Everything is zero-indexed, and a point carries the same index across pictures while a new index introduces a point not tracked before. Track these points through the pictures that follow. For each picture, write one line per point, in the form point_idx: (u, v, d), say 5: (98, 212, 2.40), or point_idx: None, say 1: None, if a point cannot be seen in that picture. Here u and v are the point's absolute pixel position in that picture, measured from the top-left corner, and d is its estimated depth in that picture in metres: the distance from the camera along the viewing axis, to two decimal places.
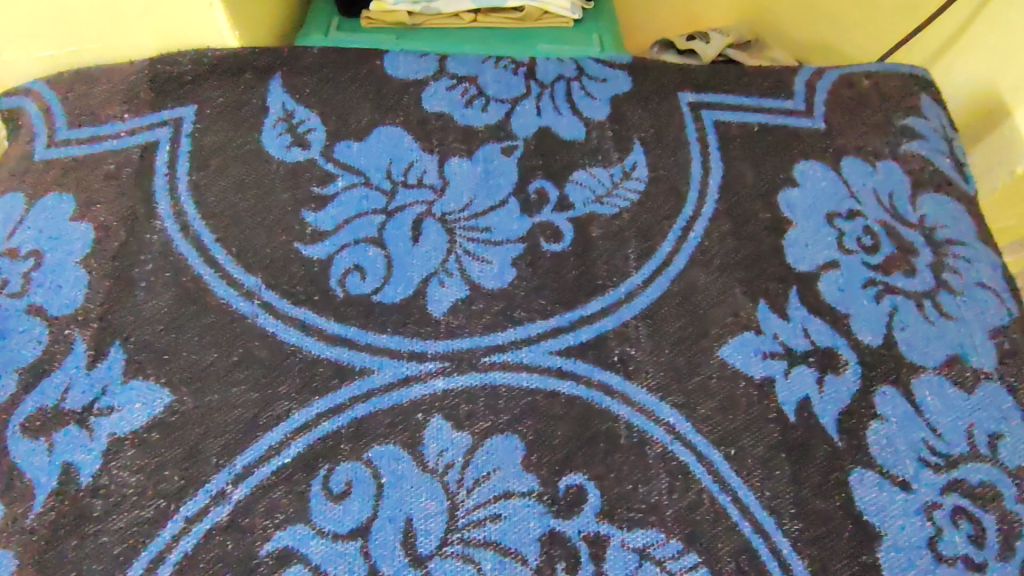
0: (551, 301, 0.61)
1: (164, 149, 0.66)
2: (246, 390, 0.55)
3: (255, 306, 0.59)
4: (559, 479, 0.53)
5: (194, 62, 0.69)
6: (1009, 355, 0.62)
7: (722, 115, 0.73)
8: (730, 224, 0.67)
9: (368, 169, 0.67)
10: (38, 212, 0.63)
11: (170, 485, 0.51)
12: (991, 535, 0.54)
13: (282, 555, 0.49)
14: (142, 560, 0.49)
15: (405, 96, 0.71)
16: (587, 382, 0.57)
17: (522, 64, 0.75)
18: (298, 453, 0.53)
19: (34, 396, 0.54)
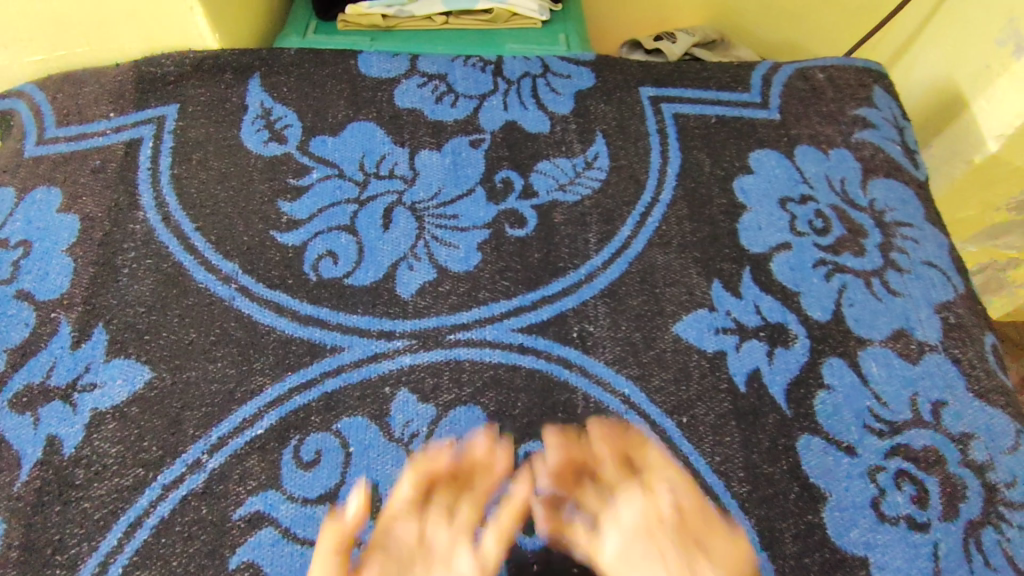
0: (514, 282, 0.64)
1: (148, 145, 0.70)
2: (223, 367, 0.58)
3: (231, 290, 0.62)
4: (518, 445, 0.56)
5: (177, 63, 0.73)
6: (956, 328, 0.64)
7: (681, 108, 0.77)
8: (686, 210, 0.70)
9: (342, 162, 0.70)
10: (28, 204, 0.66)
11: (149, 455, 0.54)
12: (934, 497, 0.56)
13: (253, 518, 0.52)
14: (121, 524, 0.51)
15: (378, 94, 0.75)
16: (547, 357, 0.60)
17: (490, 62, 0.78)
18: (270, 425, 0.56)
19: (22, 374, 0.57)
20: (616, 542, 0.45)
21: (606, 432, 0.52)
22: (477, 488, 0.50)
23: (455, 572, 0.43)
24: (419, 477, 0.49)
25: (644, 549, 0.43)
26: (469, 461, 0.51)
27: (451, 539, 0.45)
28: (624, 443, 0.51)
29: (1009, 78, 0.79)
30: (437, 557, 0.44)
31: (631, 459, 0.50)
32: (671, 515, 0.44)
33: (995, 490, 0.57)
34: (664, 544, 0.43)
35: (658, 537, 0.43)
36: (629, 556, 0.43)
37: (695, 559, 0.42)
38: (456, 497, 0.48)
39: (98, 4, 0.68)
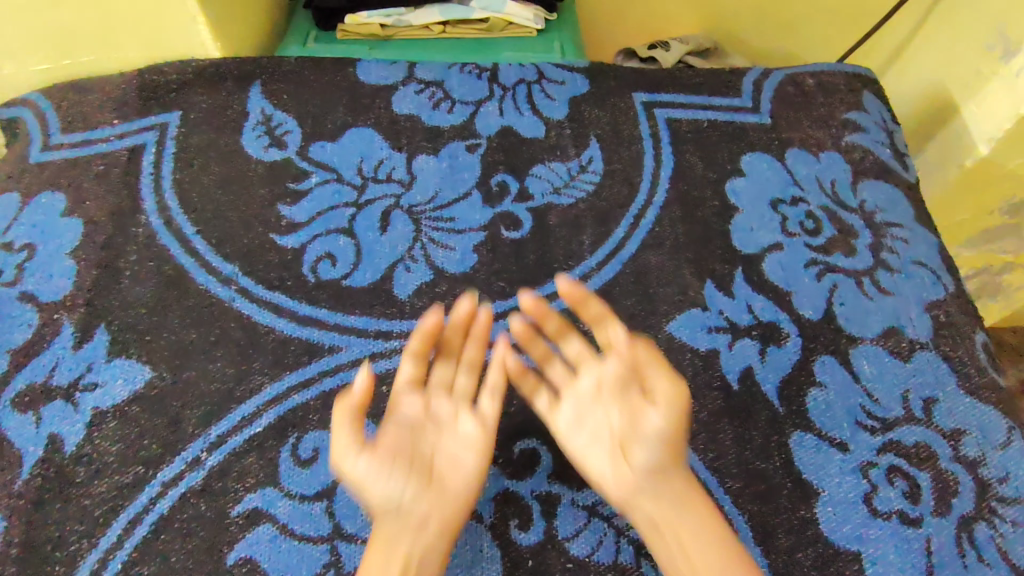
0: (510, 283, 0.65)
1: (151, 151, 0.71)
2: (222, 366, 0.59)
3: (231, 291, 0.63)
4: (513, 443, 0.57)
5: (180, 71, 0.75)
6: (946, 326, 0.65)
7: (674, 113, 0.78)
8: (679, 212, 0.71)
9: (340, 166, 0.72)
10: (32, 209, 0.67)
11: (149, 453, 0.55)
12: (926, 492, 0.57)
13: (251, 515, 0.53)
14: (121, 521, 0.52)
15: (377, 101, 0.76)
16: None
17: (485, 69, 0.80)
18: (269, 423, 0.57)
19: (24, 374, 0.58)
20: (575, 403, 0.55)
21: (574, 292, 0.57)
22: (464, 355, 0.57)
23: (460, 432, 0.54)
24: (414, 353, 0.55)
25: (598, 408, 0.54)
26: (456, 330, 0.58)
27: (452, 409, 0.55)
28: (595, 312, 0.57)
29: (1000, 80, 0.79)
30: (441, 423, 0.54)
31: (596, 323, 0.57)
32: (623, 372, 0.54)
33: (987, 485, 0.57)
34: (615, 401, 0.54)
35: (608, 398, 0.54)
36: (586, 416, 0.55)
37: (644, 408, 0.53)
38: (447, 368, 0.57)
39: (103, 13, 0.69)
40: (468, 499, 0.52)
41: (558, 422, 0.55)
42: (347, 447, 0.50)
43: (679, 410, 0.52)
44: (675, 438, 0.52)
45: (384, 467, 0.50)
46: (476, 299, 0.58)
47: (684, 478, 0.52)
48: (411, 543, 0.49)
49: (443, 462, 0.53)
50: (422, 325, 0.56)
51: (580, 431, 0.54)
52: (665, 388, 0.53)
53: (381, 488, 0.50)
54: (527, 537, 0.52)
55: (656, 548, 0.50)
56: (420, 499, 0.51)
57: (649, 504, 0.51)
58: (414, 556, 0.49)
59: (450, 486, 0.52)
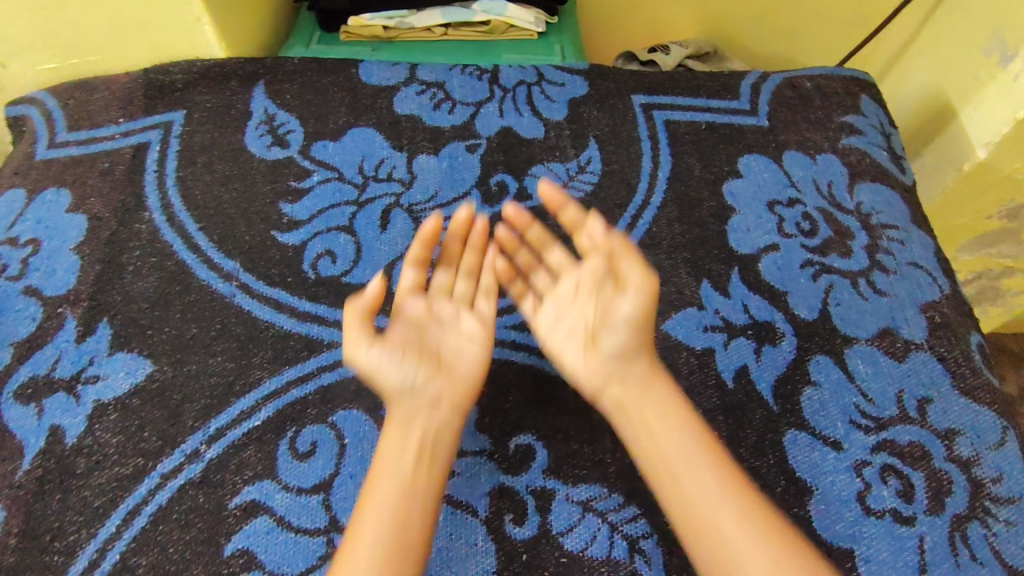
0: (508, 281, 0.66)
1: (155, 149, 0.72)
2: (222, 360, 0.60)
3: (232, 287, 0.64)
4: (509, 439, 0.57)
5: (185, 71, 0.76)
6: (940, 327, 0.65)
7: (672, 115, 0.79)
8: (676, 212, 0.72)
9: (341, 165, 0.73)
10: (38, 205, 0.68)
11: (149, 445, 0.56)
12: (920, 491, 0.57)
13: (249, 507, 0.53)
14: (120, 512, 0.53)
15: (378, 101, 0.77)
16: (539, 352, 0.62)
17: (486, 71, 0.81)
18: (267, 417, 0.57)
19: (26, 366, 0.59)
20: (556, 304, 0.59)
21: (554, 195, 0.61)
22: (462, 262, 0.61)
23: (464, 329, 0.57)
24: (414, 259, 0.59)
25: (575, 306, 0.58)
26: (453, 238, 0.61)
27: (452, 308, 0.58)
28: (575, 217, 0.61)
29: (997, 86, 0.79)
30: (443, 321, 0.58)
31: (574, 227, 0.61)
32: (599, 267, 0.57)
33: (980, 485, 0.57)
34: (590, 296, 0.57)
35: (584, 295, 0.58)
36: (564, 313, 0.58)
37: (614, 299, 0.56)
38: (446, 273, 0.60)
39: (110, 13, 0.71)
40: (474, 384, 0.56)
41: (542, 321, 0.59)
42: (360, 338, 0.55)
43: (645, 299, 0.55)
44: (641, 329, 0.55)
45: (394, 355, 0.55)
46: (473, 209, 0.61)
47: (648, 364, 0.55)
48: (427, 419, 0.53)
49: (450, 351, 0.56)
50: (422, 230, 0.59)
51: (559, 327, 0.58)
52: (636, 275, 0.55)
53: (394, 374, 0.54)
54: (521, 531, 0.53)
55: (621, 430, 0.54)
56: (431, 382, 0.55)
57: (618, 390, 0.55)
58: (427, 433, 0.53)
59: (457, 371, 0.56)
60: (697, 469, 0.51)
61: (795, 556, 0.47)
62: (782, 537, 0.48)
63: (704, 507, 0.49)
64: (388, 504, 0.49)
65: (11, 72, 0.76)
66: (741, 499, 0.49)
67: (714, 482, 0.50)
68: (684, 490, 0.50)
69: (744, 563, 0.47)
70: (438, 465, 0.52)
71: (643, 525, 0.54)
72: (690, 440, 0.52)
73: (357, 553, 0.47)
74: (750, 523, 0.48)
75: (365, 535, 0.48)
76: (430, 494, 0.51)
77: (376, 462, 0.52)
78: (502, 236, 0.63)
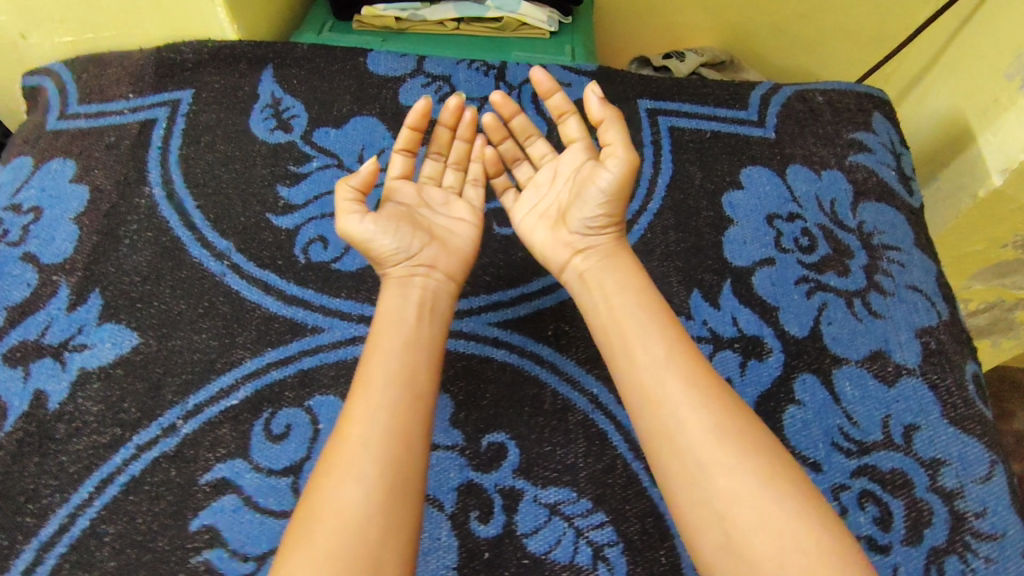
0: (496, 278, 0.66)
1: (161, 126, 0.74)
2: (206, 338, 0.61)
3: (224, 266, 0.65)
4: (481, 436, 0.57)
5: (195, 51, 0.77)
6: (935, 354, 0.64)
7: (677, 122, 0.78)
8: (673, 220, 0.71)
9: (341, 152, 0.73)
10: (43, 174, 0.70)
11: (127, 416, 0.57)
12: (898, 520, 0.55)
13: (219, 484, 0.54)
14: (93, 479, 0.54)
15: (384, 91, 0.78)
16: (520, 351, 0.61)
17: (493, 67, 0.80)
18: (245, 396, 0.58)
19: (17, 330, 0.60)
20: (534, 190, 0.65)
21: (545, 83, 0.64)
22: (451, 155, 0.68)
23: (453, 212, 0.64)
24: (406, 143, 0.64)
25: (551, 190, 0.64)
26: (442, 126, 0.67)
27: (442, 194, 0.65)
28: (562, 104, 0.64)
29: (1017, 113, 0.77)
30: (434, 204, 0.64)
31: (560, 115, 0.65)
32: (574, 153, 0.63)
33: (962, 518, 0.56)
34: (566, 178, 0.63)
35: (560, 179, 0.64)
36: (540, 198, 0.64)
37: (594, 172, 0.60)
38: (437, 163, 0.67)
39: None
40: (466, 254, 0.62)
41: (520, 206, 0.66)
42: (353, 212, 0.58)
43: (625, 170, 0.58)
44: (614, 201, 0.59)
45: (389, 225, 0.58)
46: (463, 98, 0.66)
47: (614, 239, 0.61)
48: (423, 283, 0.58)
49: (442, 229, 0.62)
50: (414, 112, 0.63)
51: (533, 210, 0.64)
52: (617, 147, 0.59)
53: (387, 242, 0.58)
54: (486, 529, 0.53)
55: (583, 300, 0.59)
56: (428, 250, 0.59)
57: (582, 262, 0.61)
58: (426, 294, 0.58)
59: (451, 245, 0.61)
60: (645, 337, 0.54)
61: (738, 425, 0.49)
62: (730, 409, 0.50)
63: (648, 375, 0.52)
64: (385, 353, 0.52)
65: (31, 42, 0.78)
66: (689, 369, 0.52)
67: (663, 349, 0.53)
68: (634, 355, 0.53)
69: (684, 427, 0.49)
70: (440, 322, 0.57)
71: (609, 533, 0.53)
72: (641, 310, 0.55)
73: (364, 397, 0.50)
74: (695, 384, 0.51)
75: (371, 383, 0.51)
76: (434, 345, 0.55)
77: (378, 321, 0.55)
78: (487, 123, 0.68)
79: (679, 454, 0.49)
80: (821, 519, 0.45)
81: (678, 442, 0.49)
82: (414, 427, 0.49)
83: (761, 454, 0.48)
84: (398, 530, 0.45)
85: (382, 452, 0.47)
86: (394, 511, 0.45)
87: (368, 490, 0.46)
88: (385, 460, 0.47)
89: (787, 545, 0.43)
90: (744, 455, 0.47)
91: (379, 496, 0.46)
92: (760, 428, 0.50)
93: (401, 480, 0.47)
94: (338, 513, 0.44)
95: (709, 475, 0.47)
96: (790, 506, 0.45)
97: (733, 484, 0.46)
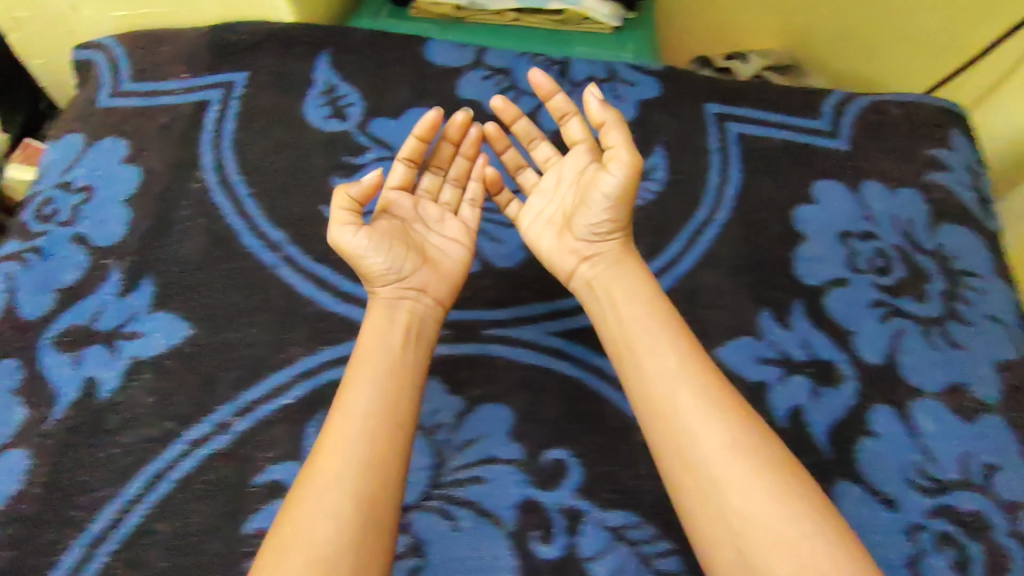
0: (556, 285, 0.64)
1: (215, 109, 0.72)
2: (260, 333, 0.59)
3: (277, 258, 0.63)
4: (543, 451, 0.55)
5: (252, 33, 0.75)
6: (1017, 390, 0.60)
7: (746, 128, 0.74)
8: (741, 232, 0.68)
9: (397, 144, 0.71)
10: (94, 152, 0.68)
11: (181, 410, 0.56)
12: (977, 566, 0.53)
13: (274, 486, 0.53)
14: (145, 474, 0.53)
15: (442, 82, 0.75)
16: (583, 365, 0.60)
17: (556, 62, 0.76)
18: (299, 395, 0.57)
19: (69, 315, 0.59)
20: (540, 195, 0.64)
21: (545, 85, 0.61)
22: (451, 170, 0.67)
23: (446, 233, 0.62)
24: (409, 154, 0.62)
25: (556, 195, 0.63)
26: (447, 141, 0.66)
27: (437, 211, 0.63)
28: (563, 105, 0.62)
29: None
30: (428, 221, 0.62)
31: (561, 117, 0.63)
32: (580, 158, 0.62)
33: None
34: (571, 182, 0.62)
35: (564, 184, 0.63)
36: (546, 203, 0.64)
37: (596, 176, 0.58)
38: (435, 177, 0.66)
39: None
40: (457, 278, 0.61)
41: (526, 214, 0.65)
42: (347, 224, 0.56)
43: (627, 176, 0.56)
44: (619, 209, 0.58)
45: (381, 244, 0.57)
46: (470, 115, 0.65)
47: (621, 245, 0.60)
48: (410, 306, 0.57)
49: (436, 250, 0.61)
50: (423, 121, 0.62)
51: (540, 217, 0.63)
52: (619, 150, 0.56)
53: (379, 260, 0.56)
54: (547, 551, 0.51)
55: (592, 308, 0.59)
56: (418, 273, 0.58)
57: (588, 269, 0.60)
58: (414, 316, 0.57)
59: (443, 268, 0.60)
60: (656, 349, 0.53)
61: (753, 439, 0.48)
62: (743, 423, 0.49)
63: (661, 385, 0.51)
64: (371, 375, 0.51)
65: (85, 15, 0.78)
66: (703, 383, 0.51)
67: (673, 361, 0.52)
68: (644, 366, 0.53)
69: (698, 440, 0.48)
70: (424, 347, 0.55)
71: (675, 562, 0.51)
72: (650, 323, 0.54)
73: (344, 421, 0.49)
74: (706, 399, 0.50)
75: (353, 408, 0.50)
76: (419, 370, 0.54)
77: (362, 344, 0.54)
78: (489, 132, 0.68)
79: (692, 471, 0.48)
80: (837, 544, 0.44)
81: (691, 455, 0.48)
82: (393, 457, 0.48)
83: (775, 469, 0.47)
84: (372, 563, 0.44)
85: (356, 483, 0.46)
86: (367, 541, 0.44)
87: (340, 522, 0.44)
88: (363, 490, 0.46)
89: (803, 566, 0.42)
90: (758, 470, 0.46)
91: (350, 531, 0.44)
92: (774, 440, 0.49)
93: (377, 508, 0.46)
94: (310, 543, 0.43)
95: (723, 491, 0.46)
96: (806, 525, 0.44)
97: (749, 500, 0.45)
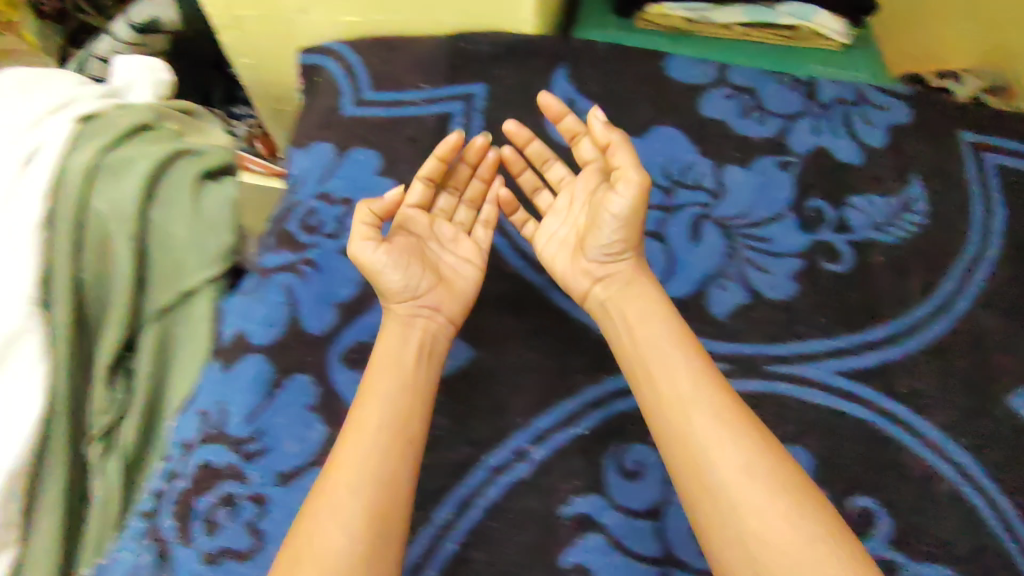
0: (833, 320, 0.63)
1: (459, 121, 0.71)
2: (540, 358, 0.59)
3: (546, 280, 0.63)
4: (849, 498, 0.55)
5: (491, 45, 0.73)
6: None
7: (1005, 160, 0.71)
8: (1015, 273, 0.65)
9: (649, 164, 0.70)
10: (348, 162, 0.69)
11: (477, 435, 0.56)
12: None
13: (582, 521, 0.52)
14: (453, 500, 0.53)
15: (685, 101, 0.73)
16: (874, 408, 0.59)
17: (803, 83, 0.74)
18: (592, 427, 0.56)
19: (353, 331, 0.60)
20: (553, 217, 0.63)
21: (556, 107, 0.61)
22: (466, 191, 0.66)
23: (459, 252, 0.62)
24: (428, 172, 0.61)
25: (568, 217, 0.62)
26: (465, 163, 0.65)
27: (452, 231, 0.63)
28: (575, 125, 0.62)
29: None
30: (443, 241, 0.62)
31: (574, 137, 0.62)
32: (593, 180, 0.61)
33: None
34: (583, 203, 0.61)
35: (575, 205, 0.62)
36: (560, 226, 0.62)
37: (606, 196, 0.57)
38: (452, 198, 0.65)
39: None
40: (471, 298, 0.60)
41: (541, 234, 0.63)
42: (368, 239, 0.55)
43: (637, 195, 0.54)
44: (630, 225, 0.56)
45: (399, 261, 0.56)
46: (490, 138, 0.63)
47: (634, 263, 0.58)
48: (424, 324, 0.56)
49: (448, 269, 0.60)
50: (445, 144, 0.60)
51: (554, 238, 0.62)
52: (627, 169, 0.54)
53: (395, 277, 0.56)
54: None
55: (608, 330, 0.57)
56: (433, 291, 0.58)
57: (603, 290, 0.58)
58: (427, 335, 0.56)
59: (457, 287, 0.60)
60: (670, 367, 0.51)
61: (772, 461, 0.46)
62: (757, 441, 0.47)
63: (677, 404, 0.49)
64: (383, 392, 0.51)
65: (308, 18, 0.77)
66: (718, 402, 0.49)
67: (689, 382, 0.50)
68: (657, 387, 0.50)
69: (715, 460, 0.46)
70: (437, 366, 0.55)
71: None
72: (666, 341, 0.52)
73: (357, 438, 0.48)
74: (721, 419, 0.47)
75: (363, 427, 0.49)
76: (426, 388, 0.53)
77: (376, 361, 0.53)
78: (507, 155, 0.66)
79: (709, 495, 0.45)
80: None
81: (706, 476, 0.46)
82: (400, 478, 0.48)
83: (796, 492, 0.44)
84: None
85: (367, 502, 0.45)
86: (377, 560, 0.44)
87: (350, 540, 0.44)
88: (369, 510, 0.45)
89: None
90: (775, 492, 0.44)
91: (360, 549, 0.44)
92: (791, 461, 0.47)
93: (386, 530, 0.45)
94: (318, 561, 0.43)
95: (740, 516, 0.44)
96: (832, 551, 0.41)
97: (766, 522, 0.43)
